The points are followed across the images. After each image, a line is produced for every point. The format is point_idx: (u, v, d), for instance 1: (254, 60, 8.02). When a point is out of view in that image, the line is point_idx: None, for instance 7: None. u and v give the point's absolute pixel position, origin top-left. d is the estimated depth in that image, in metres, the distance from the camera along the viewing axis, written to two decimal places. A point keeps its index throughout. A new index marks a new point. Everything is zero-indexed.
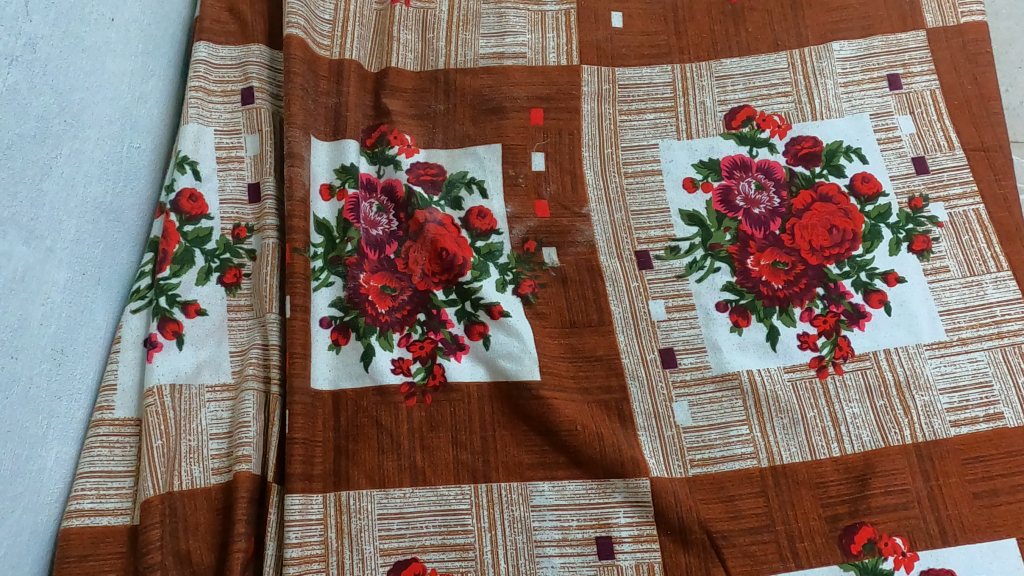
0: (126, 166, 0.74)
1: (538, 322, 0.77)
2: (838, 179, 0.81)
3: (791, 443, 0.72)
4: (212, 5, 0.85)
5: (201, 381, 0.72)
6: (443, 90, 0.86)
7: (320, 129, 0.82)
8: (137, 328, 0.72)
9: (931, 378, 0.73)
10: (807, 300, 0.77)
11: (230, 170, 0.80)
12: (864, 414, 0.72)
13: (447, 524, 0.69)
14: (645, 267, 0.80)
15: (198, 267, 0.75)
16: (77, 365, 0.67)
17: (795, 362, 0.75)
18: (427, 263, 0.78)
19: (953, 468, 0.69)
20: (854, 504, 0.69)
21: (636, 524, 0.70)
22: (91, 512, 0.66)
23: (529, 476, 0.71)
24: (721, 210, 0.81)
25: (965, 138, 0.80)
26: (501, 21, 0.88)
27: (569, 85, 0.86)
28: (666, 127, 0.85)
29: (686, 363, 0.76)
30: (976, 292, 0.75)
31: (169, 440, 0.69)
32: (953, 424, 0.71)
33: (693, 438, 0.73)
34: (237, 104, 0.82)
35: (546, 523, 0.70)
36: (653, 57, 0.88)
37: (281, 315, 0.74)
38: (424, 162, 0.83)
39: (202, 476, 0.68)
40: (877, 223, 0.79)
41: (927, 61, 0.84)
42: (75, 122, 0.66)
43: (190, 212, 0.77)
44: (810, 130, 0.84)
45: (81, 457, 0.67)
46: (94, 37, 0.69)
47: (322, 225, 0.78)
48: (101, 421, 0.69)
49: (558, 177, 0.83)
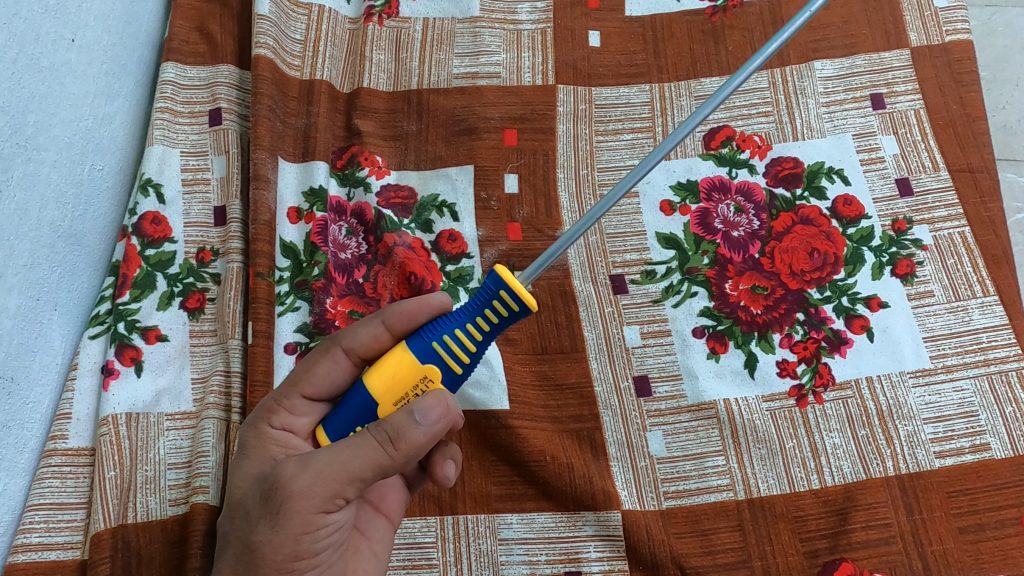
0: (86, 190, 0.72)
1: (509, 348, 0.76)
2: (820, 201, 0.79)
3: (768, 475, 0.69)
4: (181, 25, 0.84)
5: (160, 409, 0.70)
6: (416, 111, 0.85)
7: (288, 151, 0.81)
8: (95, 354, 0.71)
9: (914, 407, 0.70)
10: (787, 326, 0.74)
11: (195, 193, 0.78)
12: (845, 445, 0.70)
13: (412, 558, 0.68)
14: (620, 292, 0.78)
15: (159, 291, 0.74)
16: (30, 393, 0.65)
17: (774, 391, 0.72)
18: (396, 287, 0.76)
19: (938, 501, 0.67)
20: (835, 539, 0.67)
21: (607, 559, 0.68)
22: (39, 546, 0.63)
23: (497, 508, 0.69)
24: (698, 233, 0.79)
25: (949, 160, 0.78)
26: (476, 41, 0.87)
27: (544, 105, 0.85)
28: (643, 147, 0.83)
29: (661, 392, 0.73)
30: (962, 317, 0.73)
31: (123, 471, 0.67)
32: (937, 455, 0.68)
33: (667, 469, 0.71)
34: (205, 125, 0.81)
35: (514, 558, 0.68)
36: (630, 76, 0.86)
37: (244, 341, 0.73)
38: (395, 183, 0.82)
39: (159, 508, 0.66)
40: (859, 246, 0.77)
41: (910, 80, 0.82)
42: (29, 145, 0.65)
43: (153, 235, 0.75)
44: (791, 151, 0.82)
45: (32, 488, 0.65)
46: (51, 59, 0.68)
47: (288, 249, 0.77)
48: (53, 451, 0.67)
49: (531, 200, 0.81)
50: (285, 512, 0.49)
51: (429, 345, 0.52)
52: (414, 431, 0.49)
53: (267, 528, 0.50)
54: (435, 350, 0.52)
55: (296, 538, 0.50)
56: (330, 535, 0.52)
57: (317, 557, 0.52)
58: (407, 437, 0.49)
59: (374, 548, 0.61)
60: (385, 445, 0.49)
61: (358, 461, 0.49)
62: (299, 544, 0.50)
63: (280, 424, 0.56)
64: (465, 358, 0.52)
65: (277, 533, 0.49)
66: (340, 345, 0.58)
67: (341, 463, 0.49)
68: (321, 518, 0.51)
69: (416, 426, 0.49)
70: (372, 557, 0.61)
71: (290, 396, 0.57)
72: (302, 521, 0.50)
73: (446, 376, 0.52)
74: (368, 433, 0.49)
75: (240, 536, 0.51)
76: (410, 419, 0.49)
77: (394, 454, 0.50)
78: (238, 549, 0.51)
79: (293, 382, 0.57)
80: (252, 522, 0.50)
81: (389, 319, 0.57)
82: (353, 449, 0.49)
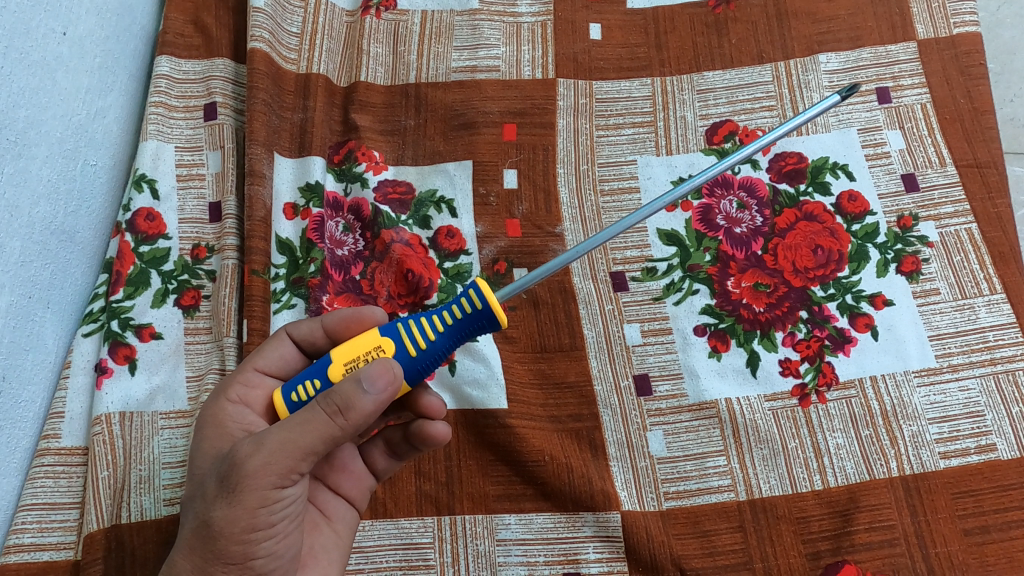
0: (79, 186, 0.71)
1: (507, 346, 0.75)
2: (824, 197, 0.78)
3: (770, 476, 0.68)
4: (176, 18, 0.83)
5: (154, 408, 0.69)
6: (414, 105, 0.84)
7: (284, 146, 0.80)
8: (88, 352, 0.70)
9: (919, 407, 0.69)
10: (789, 324, 0.73)
11: (190, 188, 0.78)
12: (849, 445, 0.69)
13: (408, 559, 0.67)
14: (620, 289, 0.77)
15: (153, 289, 0.73)
16: (23, 392, 0.65)
17: (777, 390, 0.71)
18: (393, 284, 0.75)
19: (943, 503, 0.66)
20: (837, 541, 0.66)
21: (606, 560, 0.67)
22: (31, 547, 0.63)
23: (494, 509, 0.69)
24: (700, 229, 0.78)
25: (956, 155, 0.77)
26: (475, 34, 0.86)
27: (544, 100, 0.83)
28: (645, 142, 0.82)
29: (661, 391, 0.72)
30: (968, 316, 0.72)
31: (116, 470, 0.66)
32: (942, 455, 0.67)
33: (667, 469, 0.70)
34: (200, 120, 0.80)
35: (512, 559, 0.67)
36: (632, 70, 0.85)
37: (239, 338, 0.72)
38: (393, 178, 0.80)
39: (152, 508, 0.65)
40: (864, 243, 0.76)
41: (917, 74, 0.80)
42: (19, 141, 0.64)
43: (147, 231, 0.75)
44: (795, 146, 0.80)
45: (24, 488, 0.64)
46: (42, 52, 0.67)
47: (285, 245, 0.75)
48: (46, 451, 0.66)
49: (531, 196, 0.80)
50: (242, 488, 0.48)
51: (395, 324, 0.53)
52: (364, 403, 0.49)
53: (222, 502, 0.49)
54: (398, 329, 0.53)
55: (252, 512, 0.49)
56: (287, 508, 0.52)
57: (273, 529, 0.51)
58: (356, 407, 0.49)
59: (334, 526, 0.62)
60: (335, 418, 0.49)
61: (311, 436, 0.49)
62: (256, 517, 0.49)
63: (236, 398, 0.57)
64: (421, 343, 0.52)
65: (234, 507, 0.49)
66: (287, 330, 0.62)
67: (292, 441, 0.49)
68: (277, 492, 0.50)
69: (364, 395, 0.49)
70: (331, 535, 0.62)
71: (244, 371, 0.59)
72: (259, 495, 0.49)
73: (399, 356, 0.52)
74: (318, 407, 0.49)
75: (196, 515, 0.50)
76: (360, 394, 0.49)
77: (345, 424, 0.50)
78: (196, 523, 0.50)
79: (246, 359, 0.60)
80: (209, 500, 0.49)
81: (328, 322, 0.61)
82: (304, 424, 0.49)
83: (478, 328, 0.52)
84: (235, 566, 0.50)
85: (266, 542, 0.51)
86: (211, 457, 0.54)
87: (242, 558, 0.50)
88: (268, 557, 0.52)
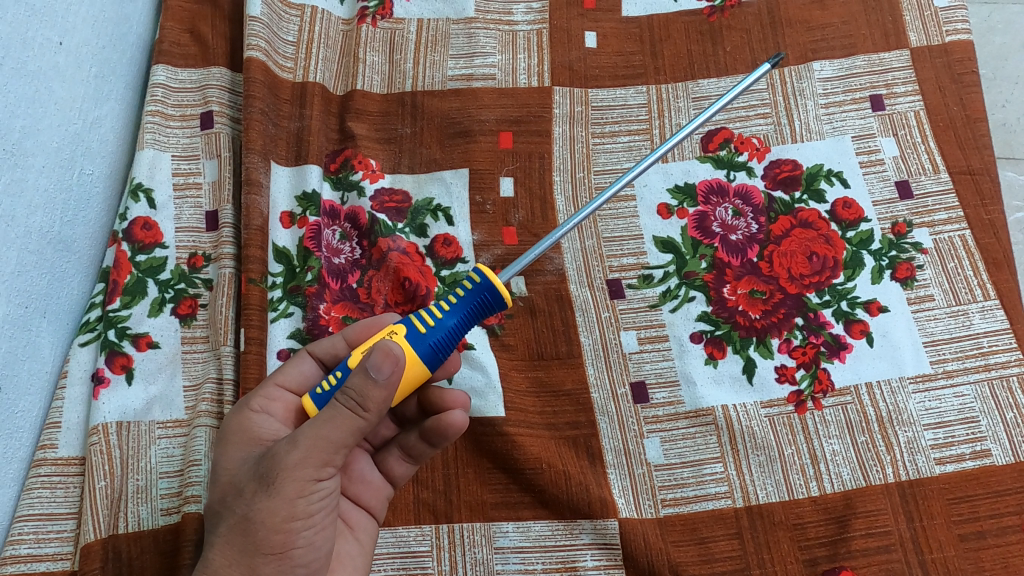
0: (76, 195, 0.71)
1: (504, 354, 0.75)
2: (819, 204, 0.78)
3: (767, 482, 0.69)
4: (172, 27, 0.83)
5: (152, 418, 0.69)
6: (410, 113, 0.84)
7: (280, 154, 0.80)
8: (85, 362, 0.70)
9: (914, 413, 0.70)
10: (785, 331, 0.73)
11: (186, 197, 0.78)
12: (844, 451, 0.69)
13: (407, 567, 0.67)
14: (617, 297, 0.77)
15: (150, 297, 0.73)
16: (19, 402, 0.65)
17: (773, 397, 0.72)
18: (390, 293, 0.75)
19: (938, 508, 0.66)
20: (834, 547, 0.66)
21: (604, 568, 0.67)
22: (27, 558, 0.62)
23: (492, 517, 0.69)
24: (696, 236, 0.78)
25: (950, 162, 0.77)
26: (470, 42, 0.86)
27: (540, 107, 0.84)
28: (640, 149, 0.82)
29: (658, 398, 0.73)
30: (962, 322, 0.72)
31: (113, 480, 0.66)
32: (937, 461, 0.68)
33: (664, 477, 0.70)
34: (196, 128, 0.80)
35: (510, 566, 0.67)
36: (628, 77, 0.85)
37: (236, 347, 0.72)
38: (389, 187, 0.81)
39: (150, 517, 0.65)
40: (859, 250, 0.76)
41: (910, 81, 0.81)
42: (16, 150, 0.64)
43: (144, 241, 0.75)
44: (789, 153, 0.81)
45: (21, 498, 0.64)
46: (39, 62, 0.67)
47: (282, 254, 0.76)
48: (43, 461, 0.66)
49: (526, 204, 0.80)
50: (280, 480, 0.49)
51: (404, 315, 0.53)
52: (377, 392, 0.48)
53: (262, 494, 0.49)
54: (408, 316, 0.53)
55: (291, 501, 0.50)
56: (323, 500, 0.52)
57: (312, 519, 0.51)
58: (371, 398, 0.48)
59: (359, 534, 0.62)
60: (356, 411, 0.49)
61: (337, 431, 0.49)
62: (295, 507, 0.50)
63: (258, 408, 0.57)
64: (428, 321, 0.52)
65: (274, 497, 0.49)
66: (307, 349, 0.63)
67: (320, 433, 0.49)
68: (315, 483, 0.50)
69: (374, 386, 0.48)
70: (355, 543, 0.62)
71: (267, 385, 0.59)
72: (296, 485, 0.49)
73: (407, 331, 0.51)
74: (338, 404, 0.49)
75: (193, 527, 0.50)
76: (371, 386, 0.48)
77: (368, 415, 0.49)
78: (226, 521, 0.50)
79: (270, 376, 0.60)
80: (248, 496, 0.50)
81: (352, 335, 0.63)
82: (328, 421, 0.49)
83: (484, 306, 0.53)
84: (262, 559, 0.50)
85: (305, 531, 0.51)
86: (223, 462, 0.54)
87: (282, 548, 0.50)
88: (307, 547, 0.52)
